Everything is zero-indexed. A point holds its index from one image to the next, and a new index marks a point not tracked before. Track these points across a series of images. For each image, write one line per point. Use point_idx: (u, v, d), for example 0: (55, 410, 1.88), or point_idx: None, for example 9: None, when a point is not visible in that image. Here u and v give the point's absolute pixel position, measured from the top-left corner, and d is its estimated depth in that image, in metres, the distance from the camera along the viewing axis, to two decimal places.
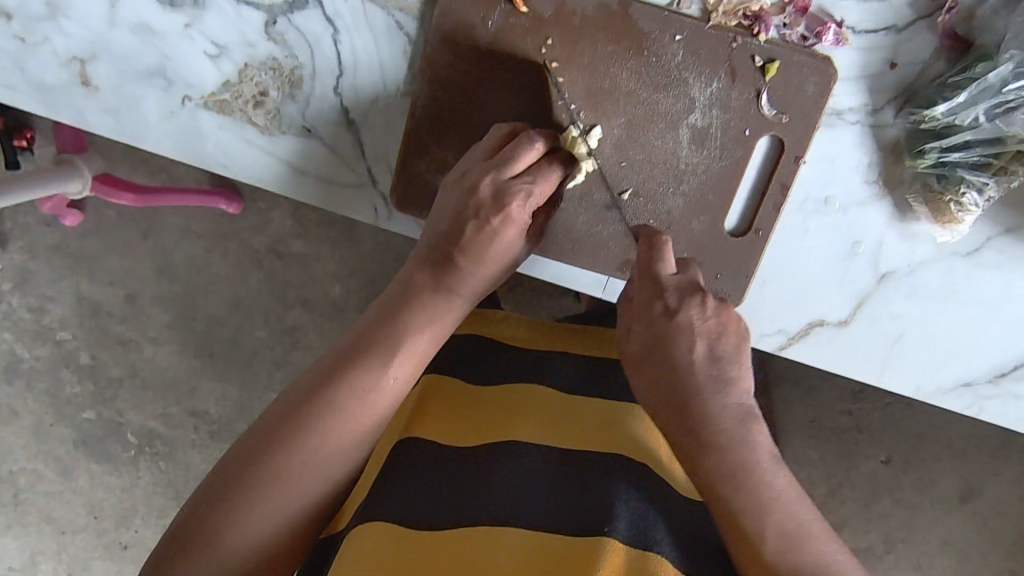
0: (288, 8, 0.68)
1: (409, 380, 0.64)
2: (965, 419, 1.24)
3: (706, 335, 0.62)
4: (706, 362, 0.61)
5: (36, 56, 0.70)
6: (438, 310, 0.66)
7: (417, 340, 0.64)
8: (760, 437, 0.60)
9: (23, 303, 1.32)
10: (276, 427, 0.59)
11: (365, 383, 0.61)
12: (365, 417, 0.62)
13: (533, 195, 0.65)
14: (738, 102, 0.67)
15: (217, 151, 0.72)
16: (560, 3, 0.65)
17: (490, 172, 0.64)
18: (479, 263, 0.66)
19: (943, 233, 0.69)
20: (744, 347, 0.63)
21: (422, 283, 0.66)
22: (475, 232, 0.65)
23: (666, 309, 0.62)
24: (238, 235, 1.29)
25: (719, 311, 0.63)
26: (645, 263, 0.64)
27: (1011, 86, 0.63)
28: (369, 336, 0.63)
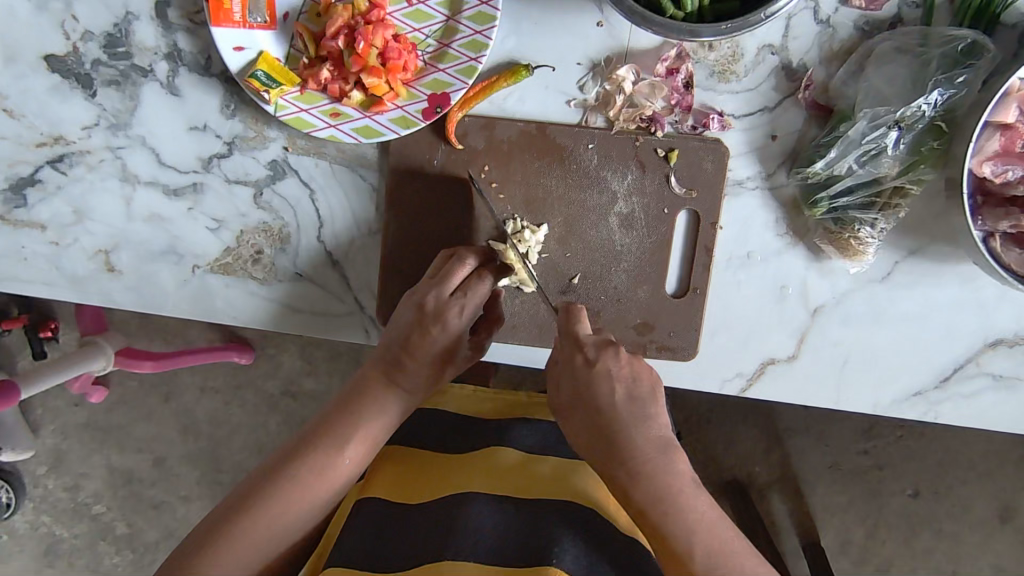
0: (270, 180, 0.81)
1: (360, 463, 0.75)
2: (981, 437, 1.29)
3: (623, 381, 0.70)
4: (626, 403, 0.69)
5: (68, 255, 0.84)
6: (386, 403, 0.76)
7: (364, 430, 0.74)
8: (680, 465, 0.69)
9: (60, 483, 1.42)
10: (246, 496, 0.70)
11: (321, 465, 0.72)
12: (322, 494, 0.72)
13: (467, 304, 0.74)
14: (653, 187, 0.79)
15: (226, 306, 0.84)
16: (489, 137, 0.79)
17: (433, 290, 0.74)
18: (421, 366, 0.75)
19: (854, 264, 0.79)
20: (658, 390, 0.72)
21: (375, 380, 0.76)
22: (418, 342, 0.74)
23: (586, 360, 0.71)
24: (254, 383, 1.40)
25: (633, 361, 0.71)
26: (565, 329, 0.74)
27: (870, 137, 0.74)
28: (327, 425, 0.74)
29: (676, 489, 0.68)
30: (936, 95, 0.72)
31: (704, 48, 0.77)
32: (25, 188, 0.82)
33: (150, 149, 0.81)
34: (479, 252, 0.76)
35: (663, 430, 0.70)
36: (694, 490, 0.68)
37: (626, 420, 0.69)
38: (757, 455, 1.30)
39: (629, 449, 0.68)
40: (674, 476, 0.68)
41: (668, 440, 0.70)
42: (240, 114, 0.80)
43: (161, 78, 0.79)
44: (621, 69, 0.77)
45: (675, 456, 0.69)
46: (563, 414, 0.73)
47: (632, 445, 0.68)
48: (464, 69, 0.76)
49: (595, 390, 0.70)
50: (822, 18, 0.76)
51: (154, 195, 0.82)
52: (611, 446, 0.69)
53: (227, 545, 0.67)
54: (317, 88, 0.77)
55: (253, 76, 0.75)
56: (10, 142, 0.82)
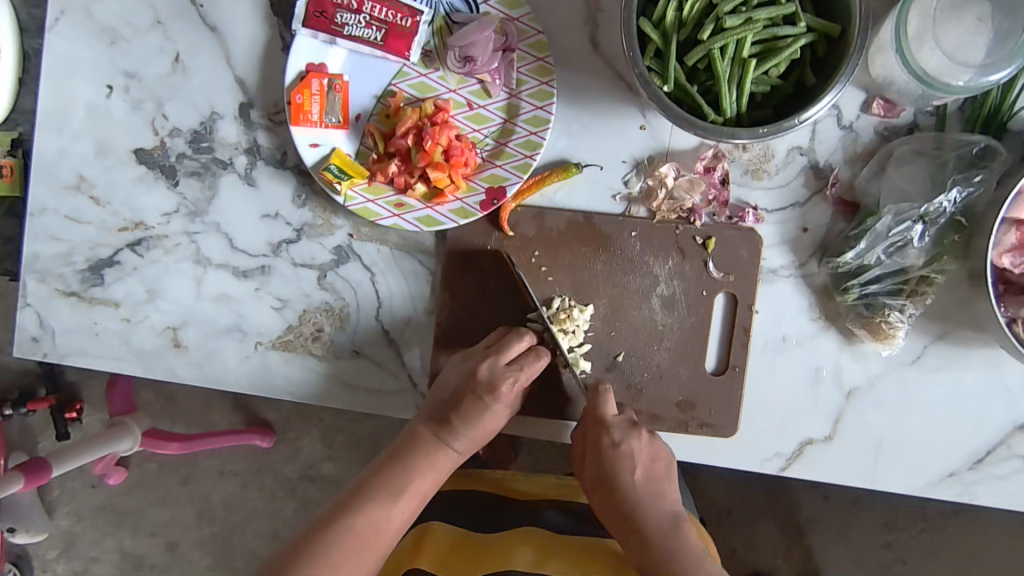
0: (335, 264, 0.87)
1: (414, 512, 0.80)
2: (1007, 531, 1.29)
3: (643, 460, 0.80)
4: (644, 480, 0.80)
5: (137, 332, 0.88)
6: (435, 460, 0.81)
7: (414, 482, 0.80)
8: (689, 534, 0.80)
9: (69, 567, 1.45)
10: (310, 542, 0.74)
11: (379, 513, 0.77)
12: (379, 542, 0.76)
13: (520, 377, 0.80)
14: (692, 271, 0.85)
15: (283, 381, 0.88)
16: (539, 225, 0.85)
17: (489, 359, 0.80)
18: (470, 428, 0.80)
19: (886, 348, 0.84)
20: (672, 467, 0.82)
21: (424, 436, 0.81)
22: (470, 404, 0.80)
23: (612, 442, 0.79)
24: (273, 467, 1.41)
25: (653, 442, 0.81)
26: (592, 411, 0.80)
27: (896, 230, 0.80)
28: (384, 476, 0.80)
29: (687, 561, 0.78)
30: (955, 193, 0.79)
31: (738, 150, 0.84)
32: (103, 268, 0.88)
33: (223, 234, 0.87)
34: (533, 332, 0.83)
35: (674, 505, 0.81)
36: (704, 555, 0.79)
37: (644, 496, 0.80)
38: (778, 548, 1.31)
39: (645, 522, 0.80)
40: (687, 549, 0.78)
41: (677, 514, 0.81)
42: (310, 204, 0.86)
43: (239, 170, 0.86)
44: (663, 167, 0.84)
45: (684, 529, 0.80)
46: (589, 485, 0.82)
47: (648, 518, 0.80)
48: (520, 165, 0.83)
49: (620, 469, 0.79)
50: (845, 124, 0.84)
51: (224, 276, 0.88)
52: (630, 517, 0.80)
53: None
54: (384, 181, 0.84)
55: (327, 169, 0.82)
56: (94, 227, 0.88)
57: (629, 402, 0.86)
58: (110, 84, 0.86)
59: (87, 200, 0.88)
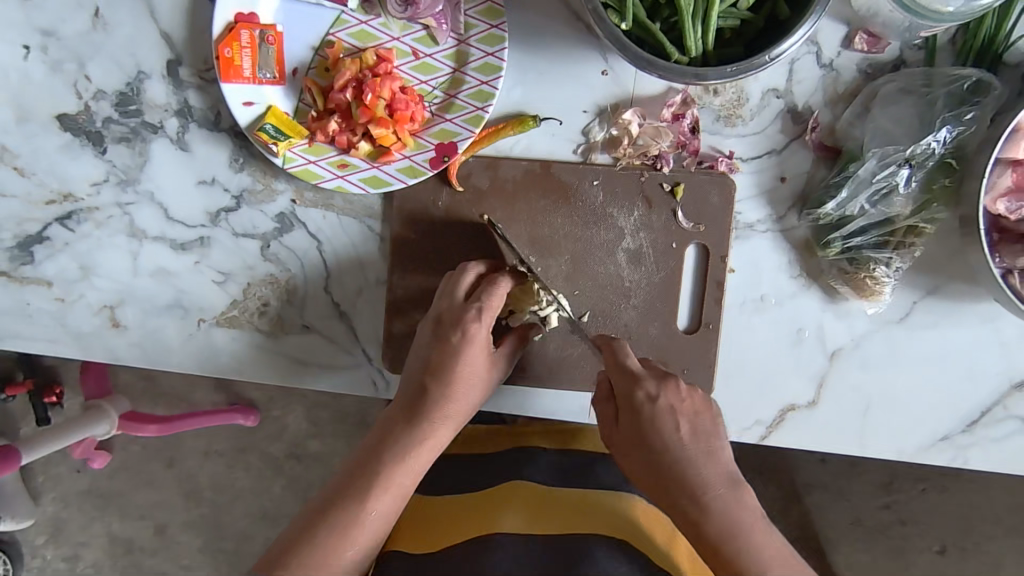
0: (278, 232, 0.81)
1: (396, 508, 0.70)
2: (1009, 488, 1.24)
3: (685, 415, 0.70)
4: (690, 438, 0.70)
5: (73, 312, 0.83)
6: (423, 428, 0.72)
7: (396, 472, 0.70)
8: (748, 499, 0.68)
9: (58, 552, 1.40)
10: (284, 556, 0.66)
11: (351, 514, 0.68)
12: (357, 544, 0.68)
13: (484, 307, 0.73)
14: (660, 222, 0.79)
15: (230, 359, 0.83)
16: (493, 177, 0.79)
17: (447, 299, 0.74)
18: (452, 382, 0.73)
19: (871, 305, 0.78)
20: (719, 423, 0.72)
21: (408, 406, 0.73)
22: (445, 355, 0.73)
23: (647, 396, 0.70)
24: (259, 446, 1.37)
25: (692, 395, 0.72)
26: (617, 365, 0.73)
27: (881, 176, 0.73)
28: (368, 459, 0.71)
29: (747, 526, 0.66)
30: (944, 133, 0.72)
31: (709, 94, 0.77)
32: (33, 245, 0.82)
33: (158, 205, 0.81)
34: (489, 263, 0.77)
35: (727, 465, 0.69)
36: (764, 524, 0.67)
37: (691, 455, 0.69)
38: (776, 514, 1.26)
39: (698, 482, 0.68)
40: (743, 512, 0.67)
41: (732, 474, 0.69)
42: (249, 167, 0.80)
43: (171, 134, 0.80)
44: (626, 113, 0.77)
45: (742, 491, 0.68)
46: (623, 450, 0.73)
47: (698, 481, 0.68)
48: (471, 118, 0.76)
49: (659, 427, 0.69)
50: (825, 62, 0.77)
51: (161, 249, 0.82)
52: (675, 480, 0.68)
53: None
54: (325, 140, 0.77)
55: (261, 129, 0.76)
56: (20, 201, 0.82)
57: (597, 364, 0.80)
58: (27, 44, 0.79)
59: (10, 171, 0.81)
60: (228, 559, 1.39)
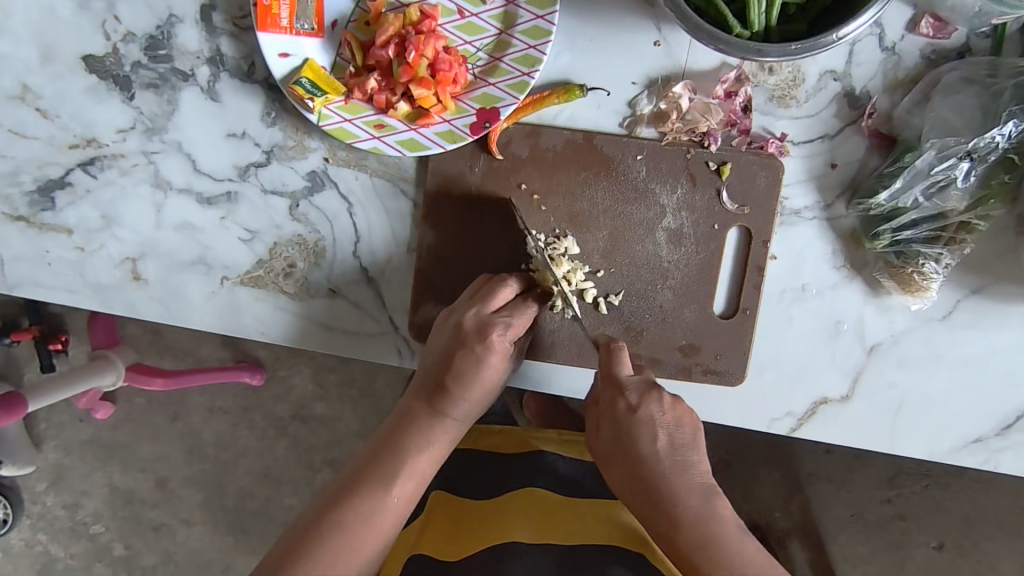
0: (308, 192, 0.78)
1: (412, 500, 0.69)
2: (1013, 490, 1.23)
3: (665, 427, 0.69)
4: (669, 450, 0.69)
5: (92, 261, 0.80)
6: (432, 433, 0.71)
7: (400, 475, 0.68)
8: (725, 512, 0.67)
9: (58, 501, 1.39)
10: (301, 541, 0.63)
11: (372, 500, 0.66)
12: (360, 550, 0.64)
13: (512, 324, 0.72)
14: (703, 202, 0.76)
15: (253, 321, 0.81)
16: (534, 145, 0.76)
17: (473, 307, 0.72)
18: (467, 388, 0.71)
19: (915, 301, 0.76)
20: (698, 436, 0.71)
21: (417, 409, 0.72)
22: (464, 361, 0.71)
23: (628, 406, 0.69)
24: (264, 406, 1.36)
25: (675, 406, 0.70)
26: (605, 371, 0.71)
27: (939, 168, 0.71)
28: (371, 463, 0.69)
29: (722, 537, 0.66)
30: (1011, 126, 0.69)
31: (764, 72, 0.75)
32: (54, 190, 0.79)
33: (185, 156, 0.79)
34: (521, 277, 0.75)
35: (705, 476, 0.69)
36: (742, 536, 0.66)
37: (667, 470, 0.68)
38: (778, 501, 1.25)
39: (670, 496, 0.67)
40: (718, 523, 0.66)
41: (707, 486, 0.69)
42: (281, 122, 0.77)
43: (202, 83, 0.77)
44: (677, 86, 0.75)
45: (716, 504, 0.68)
46: (604, 460, 0.72)
47: (672, 495, 0.67)
48: (516, 84, 0.73)
49: (639, 441, 0.69)
50: (887, 46, 0.74)
51: (187, 202, 0.79)
52: (652, 496, 0.68)
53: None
54: (362, 98, 0.74)
55: (297, 83, 0.73)
56: (41, 142, 0.79)
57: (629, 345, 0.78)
58: None
59: (32, 112, 0.78)
60: (228, 516, 1.38)
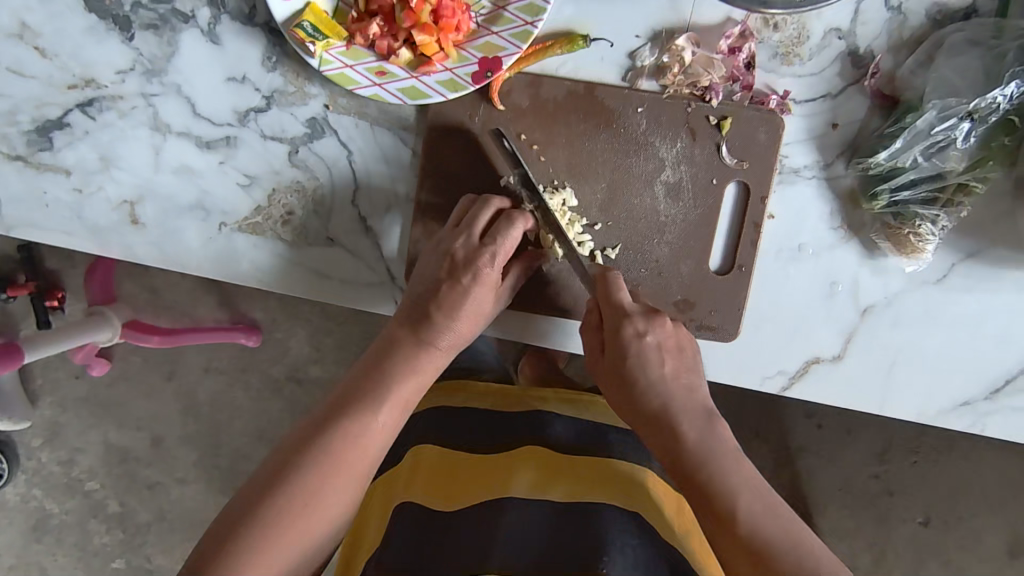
0: (308, 138, 0.78)
1: (397, 424, 0.71)
2: (997, 469, 1.25)
3: (667, 351, 0.71)
4: (671, 375, 0.70)
5: (90, 205, 0.80)
6: (418, 361, 0.72)
7: (388, 399, 0.70)
8: (723, 432, 0.69)
9: (53, 456, 1.40)
10: (288, 464, 0.66)
11: (356, 425, 0.68)
12: (349, 473, 0.66)
13: (499, 252, 0.71)
14: (702, 156, 0.76)
15: (250, 267, 0.81)
16: (534, 95, 0.76)
17: (461, 238, 0.72)
18: (454, 317, 0.72)
19: (910, 262, 0.76)
20: (699, 362, 0.73)
21: (404, 338, 0.72)
22: (449, 291, 0.71)
23: (635, 331, 0.70)
24: (259, 365, 1.36)
25: (675, 331, 0.72)
26: (604, 300, 0.71)
27: (939, 128, 0.71)
28: (357, 389, 0.70)
29: (722, 456, 0.67)
30: (1012, 88, 0.69)
31: (768, 28, 0.74)
32: (52, 130, 0.79)
33: (184, 99, 0.78)
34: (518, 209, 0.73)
35: (704, 399, 0.71)
36: (739, 457, 0.68)
37: (674, 392, 0.70)
38: (767, 473, 1.27)
39: (676, 412, 0.69)
40: (717, 442, 0.68)
41: (708, 408, 0.70)
42: (282, 67, 0.77)
43: (202, 25, 0.77)
44: (680, 39, 0.74)
45: (717, 425, 0.69)
46: (607, 380, 0.73)
47: (674, 411, 0.69)
48: (519, 33, 0.72)
49: (644, 363, 0.70)
50: (893, 5, 0.74)
51: (186, 146, 0.79)
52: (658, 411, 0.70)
53: (249, 550, 0.60)
54: (364, 44, 0.74)
55: (299, 26, 0.72)
56: (40, 82, 0.78)
57: None
58: None
59: (31, 51, 0.78)
60: (222, 475, 1.39)
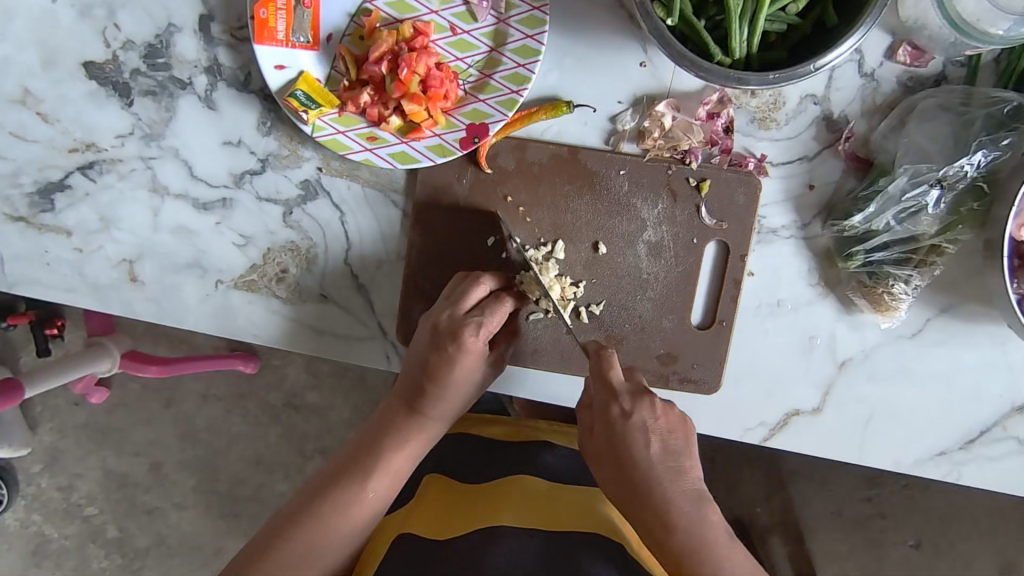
0: (301, 200, 0.81)
1: (387, 493, 0.73)
2: (986, 492, 1.27)
3: (658, 432, 0.70)
4: (661, 456, 0.69)
5: (90, 262, 0.82)
6: (409, 432, 0.74)
7: (381, 468, 0.72)
8: (714, 517, 0.68)
9: (52, 483, 1.42)
10: (281, 530, 0.68)
11: (346, 497, 0.70)
12: (335, 540, 0.69)
13: (482, 323, 0.74)
14: (683, 217, 0.79)
15: (247, 323, 0.83)
16: (520, 158, 0.79)
17: (448, 308, 0.74)
18: (444, 387, 0.74)
19: (885, 319, 0.79)
20: (690, 440, 0.72)
21: (396, 410, 0.75)
22: (437, 359, 0.73)
23: (622, 411, 0.70)
24: (257, 394, 1.39)
25: (666, 411, 0.71)
26: (599, 379, 0.72)
27: (910, 194, 0.73)
28: (350, 459, 0.73)
29: (714, 544, 0.66)
30: (979, 156, 0.72)
31: (746, 95, 0.77)
32: (53, 192, 0.81)
33: (182, 162, 0.81)
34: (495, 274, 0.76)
35: (694, 482, 0.69)
36: (730, 542, 0.67)
37: (659, 475, 0.69)
38: (759, 498, 1.29)
39: (666, 502, 0.68)
40: (709, 529, 0.67)
41: (701, 489, 0.69)
42: (276, 132, 0.80)
43: (199, 92, 0.79)
44: (660, 105, 0.77)
45: (709, 508, 0.68)
46: (596, 462, 0.72)
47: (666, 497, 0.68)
48: (506, 100, 0.75)
49: (630, 443, 0.69)
50: (866, 72, 0.76)
51: (183, 207, 0.81)
52: (648, 500, 0.68)
53: None
54: (356, 111, 0.76)
55: (293, 95, 0.75)
56: (41, 146, 0.81)
57: None
58: None
59: (33, 115, 0.80)
60: (220, 501, 1.41)
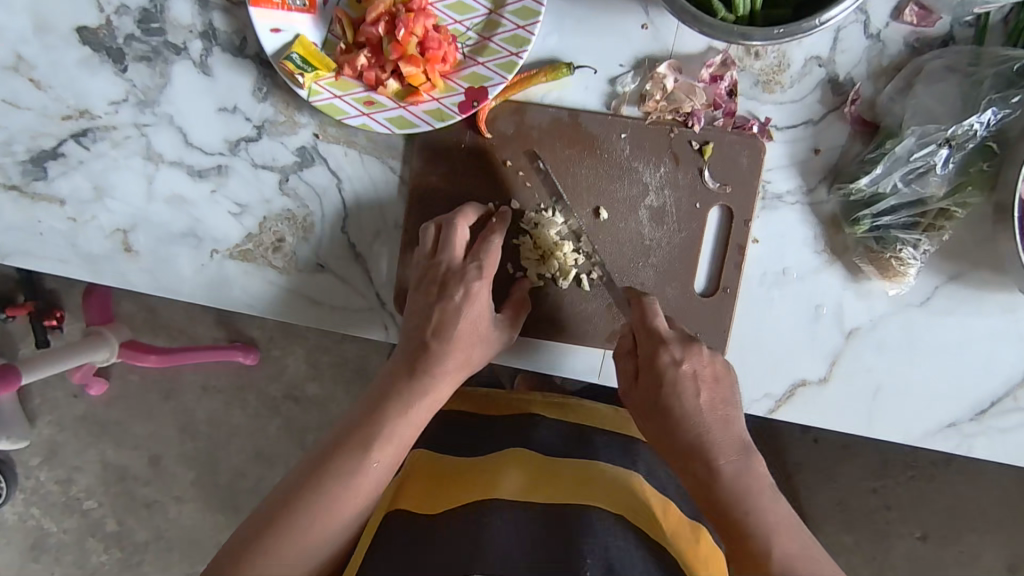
0: (298, 167, 0.79)
1: (396, 461, 0.69)
2: (994, 484, 1.25)
3: (704, 380, 0.70)
4: (708, 406, 0.69)
5: (84, 233, 0.81)
6: (415, 394, 0.71)
7: (389, 431, 0.69)
8: (759, 468, 0.67)
9: (51, 476, 1.40)
10: (289, 499, 0.65)
11: (351, 464, 0.66)
12: (344, 505, 0.66)
13: (482, 265, 0.74)
14: (685, 180, 0.77)
15: (242, 295, 0.82)
16: (519, 122, 0.77)
17: (443, 260, 0.74)
18: (450, 341, 0.72)
19: (892, 287, 0.77)
20: (735, 393, 0.72)
21: (401, 371, 0.72)
22: (442, 310, 0.73)
23: (672, 359, 0.70)
24: (256, 385, 1.37)
25: (712, 361, 0.71)
26: (640, 325, 0.73)
27: (918, 154, 0.72)
28: (356, 426, 0.69)
29: (756, 493, 0.65)
30: (989, 115, 0.70)
31: (750, 57, 0.76)
32: (46, 161, 0.80)
33: (177, 129, 0.79)
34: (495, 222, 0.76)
35: (741, 434, 0.69)
36: (774, 495, 0.66)
37: (709, 422, 0.68)
38: None
39: (711, 447, 0.67)
40: (753, 479, 0.66)
41: (746, 442, 0.68)
42: (272, 97, 0.78)
43: (194, 57, 0.78)
44: (661, 68, 0.76)
45: (754, 460, 0.67)
46: (640, 412, 0.72)
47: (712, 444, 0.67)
48: (505, 63, 0.74)
49: (679, 393, 0.69)
50: (872, 33, 0.75)
51: (178, 175, 0.80)
52: (693, 446, 0.68)
53: None
54: (352, 75, 0.75)
55: (288, 59, 0.74)
56: (34, 114, 0.80)
57: (610, 322, 0.79)
58: None
59: (26, 83, 0.79)
60: (219, 494, 1.39)
